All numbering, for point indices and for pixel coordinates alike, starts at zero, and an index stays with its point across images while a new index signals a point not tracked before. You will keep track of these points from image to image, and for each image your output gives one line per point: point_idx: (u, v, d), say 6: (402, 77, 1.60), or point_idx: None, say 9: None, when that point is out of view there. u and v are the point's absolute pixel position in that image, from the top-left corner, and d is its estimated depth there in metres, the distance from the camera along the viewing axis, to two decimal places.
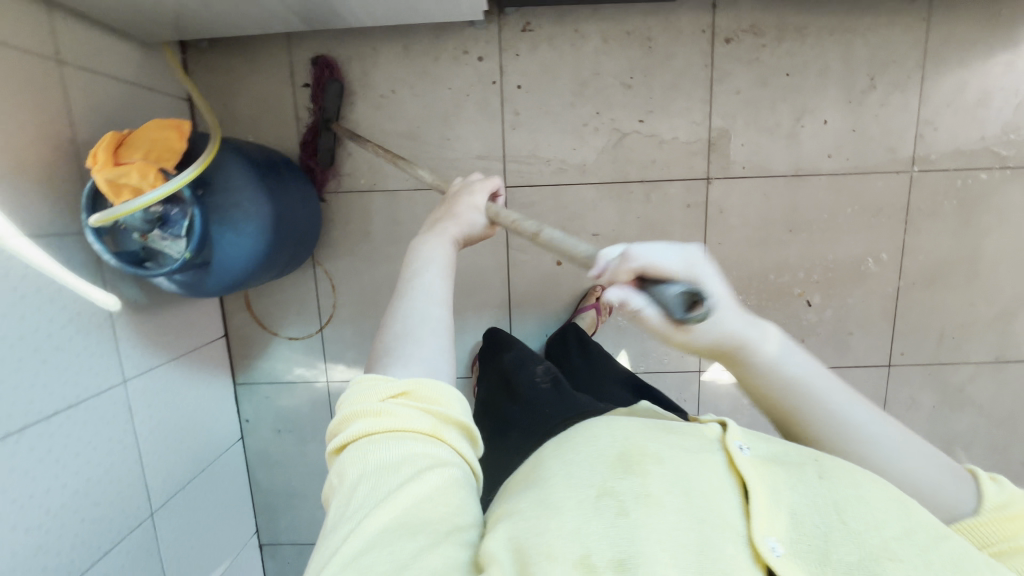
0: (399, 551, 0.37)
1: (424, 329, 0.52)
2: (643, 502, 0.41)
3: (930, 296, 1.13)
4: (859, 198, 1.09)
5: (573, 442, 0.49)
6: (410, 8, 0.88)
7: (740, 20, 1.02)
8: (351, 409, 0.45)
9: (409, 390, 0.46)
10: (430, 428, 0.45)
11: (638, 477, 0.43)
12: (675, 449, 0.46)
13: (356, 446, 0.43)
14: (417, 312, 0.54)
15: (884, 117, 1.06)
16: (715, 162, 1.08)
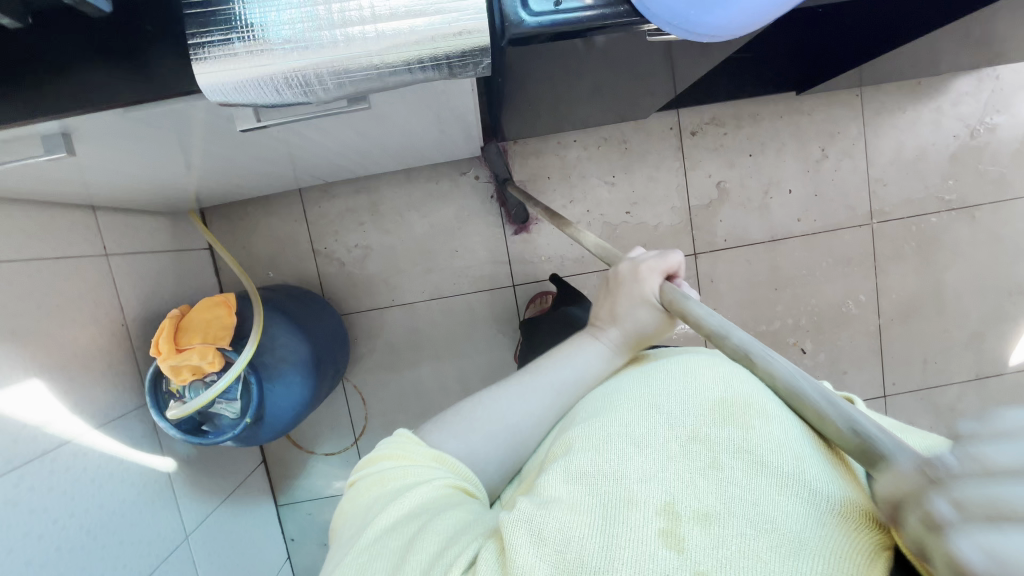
0: (403, 533, 0.39)
1: (484, 426, 0.50)
2: (738, 458, 0.36)
3: (908, 329, 1.25)
4: (831, 252, 1.21)
5: (656, 377, 0.45)
6: (417, 156, 0.98)
7: (702, 115, 1.15)
8: (378, 453, 0.48)
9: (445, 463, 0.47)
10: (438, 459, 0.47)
11: (734, 430, 0.38)
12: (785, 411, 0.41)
13: (376, 473, 0.46)
14: (487, 415, 0.51)
15: (839, 180, 1.19)
16: (700, 239, 1.19)
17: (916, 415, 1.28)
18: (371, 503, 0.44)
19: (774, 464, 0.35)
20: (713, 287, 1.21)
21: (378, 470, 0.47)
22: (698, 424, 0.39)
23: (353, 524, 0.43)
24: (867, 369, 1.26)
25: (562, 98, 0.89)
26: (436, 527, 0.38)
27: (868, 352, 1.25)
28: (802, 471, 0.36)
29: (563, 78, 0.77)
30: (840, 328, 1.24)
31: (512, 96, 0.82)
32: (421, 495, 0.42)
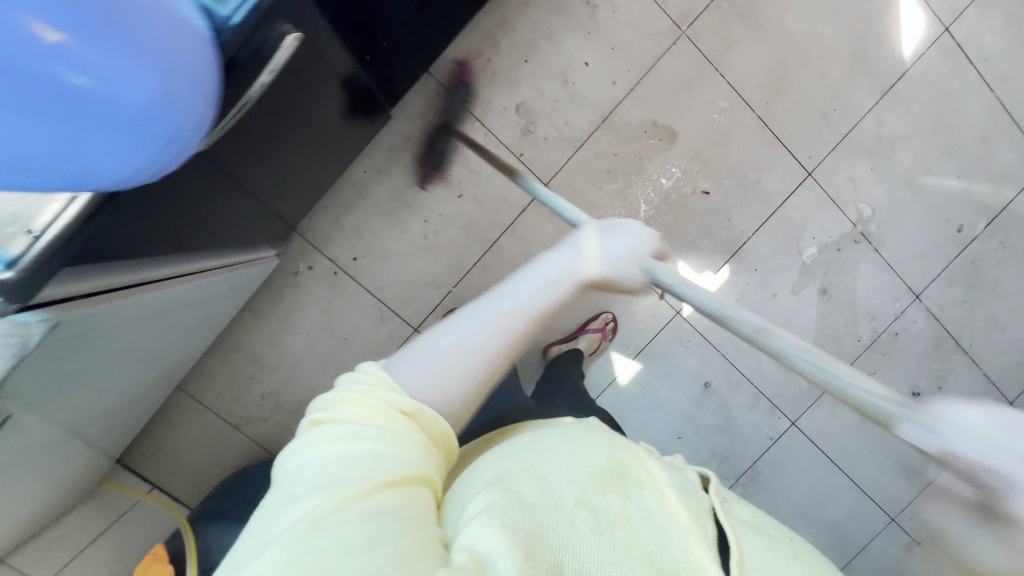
0: (358, 540, 0.34)
1: (458, 355, 0.44)
2: (619, 525, 0.41)
3: (788, 99, 1.14)
4: (665, 88, 1.10)
5: (557, 441, 0.48)
6: (227, 296, 0.96)
7: (457, 60, 1.05)
8: (343, 393, 0.42)
9: (412, 412, 0.41)
10: (425, 441, 0.42)
11: (617, 496, 0.43)
12: (660, 482, 0.46)
13: (332, 425, 0.40)
14: (468, 335, 0.45)
15: (624, 19, 1.07)
16: (541, 168, 1.11)
17: (850, 169, 1.18)
18: (316, 458, 0.38)
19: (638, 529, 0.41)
20: (584, 200, 1.13)
21: (340, 416, 0.41)
22: (588, 489, 0.43)
23: (297, 481, 0.38)
24: (777, 164, 1.16)
25: (279, 176, 0.85)
26: (392, 528, 0.36)
27: (766, 147, 1.15)
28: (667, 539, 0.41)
29: (235, 175, 0.74)
30: (726, 147, 1.14)
31: (224, 217, 0.79)
32: (380, 466, 0.38)
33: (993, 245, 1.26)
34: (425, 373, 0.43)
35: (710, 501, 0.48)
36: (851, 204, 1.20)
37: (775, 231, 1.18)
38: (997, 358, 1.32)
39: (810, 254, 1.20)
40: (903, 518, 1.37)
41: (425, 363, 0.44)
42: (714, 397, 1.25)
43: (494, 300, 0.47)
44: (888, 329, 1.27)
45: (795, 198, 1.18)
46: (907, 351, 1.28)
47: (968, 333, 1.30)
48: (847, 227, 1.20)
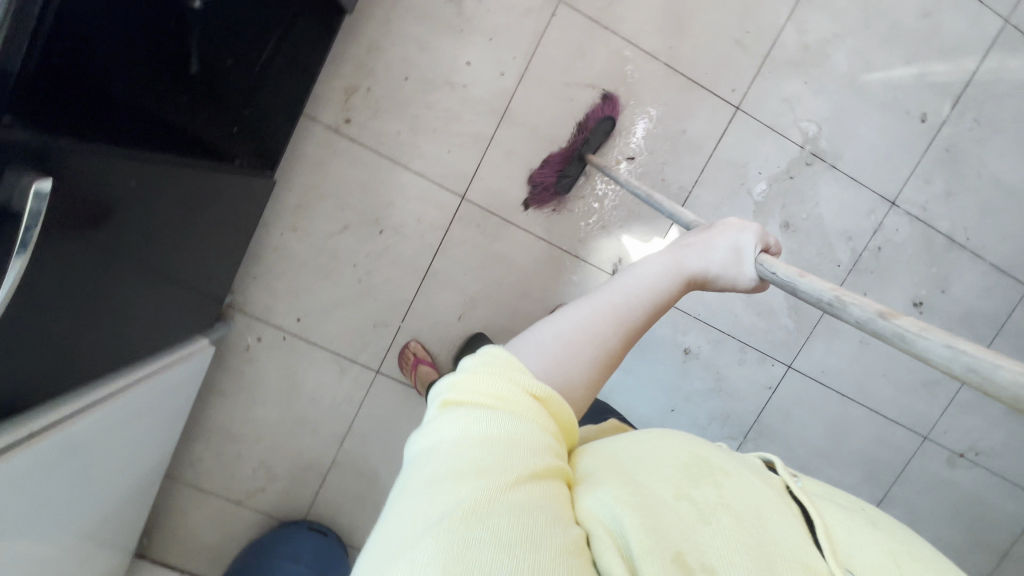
0: (510, 532, 0.31)
1: (580, 342, 0.46)
2: (720, 509, 0.40)
3: (692, 36, 1.05)
4: (558, 63, 1.04)
5: (630, 445, 0.47)
6: (183, 387, 1.00)
7: (336, 98, 1.01)
8: (473, 376, 0.41)
9: (544, 396, 0.41)
10: (548, 429, 0.40)
11: (710, 486, 0.42)
12: (733, 468, 0.45)
13: (464, 413, 0.39)
14: (584, 325, 0.46)
15: (494, 5, 1.01)
16: (453, 182, 1.07)
17: (781, 90, 1.08)
18: (452, 446, 0.37)
19: (735, 514, 0.39)
20: (507, 202, 1.09)
21: (469, 401, 0.40)
22: (680, 483, 0.42)
23: (435, 462, 0.36)
24: (699, 107, 1.08)
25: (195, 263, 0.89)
26: (541, 523, 0.33)
27: (683, 93, 1.07)
28: (766, 520, 0.40)
29: (162, 272, 0.81)
30: (640, 104, 1.07)
31: (148, 316, 0.83)
32: (516, 455, 0.36)
33: (966, 125, 1.14)
34: (552, 359, 0.44)
35: (784, 481, 0.46)
36: (793, 127, 1.10)
37: (716, 177, 1.11)
38: (1002, 244, 1.20)
39: (761, 190, 1.12)
40: (936, 433, 1.29)
41: (545, 348, 0.45)
42: (697, 361, 1.19)
43: (607, 293, 0.49)
44: (868, 245, 1.17)
45: (728, 137, 1.09)
46: (896, 262, 1.18)
47: (961, 226, 1.18)
48: (794, 151, 1.11)
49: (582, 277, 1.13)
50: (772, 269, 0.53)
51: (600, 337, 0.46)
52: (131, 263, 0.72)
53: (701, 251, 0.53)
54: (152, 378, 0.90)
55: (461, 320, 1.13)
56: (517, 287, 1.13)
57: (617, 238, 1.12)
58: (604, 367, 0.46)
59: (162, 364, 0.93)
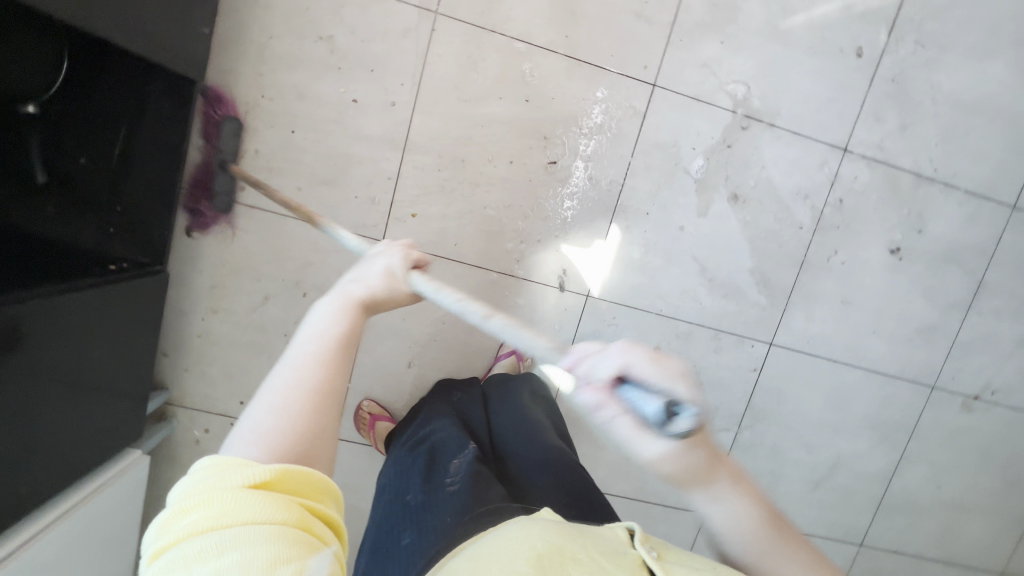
0: None
1: (285, 408, 0.42)
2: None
3: (587, 19, 0.96)
4: (451, 79, 0.96)
5: (483, 552, 0.46)
6: (132, 501, 0.94)
7: (223, 167, 0.94)
8: (186, 508, 0.34)
9: (273, 478, 0.36)
10: (295, 517, 0.36)
11: None
12: (586, 547, 0.46)
13: (184, 555, 0.33)
14: (281, 390, 0.43)
15: (367, 33, 0.93)
16: (369, 228, 1.00)
17: (697, 56, 0.99)
18: None
19: None
20: (430, 236, 1.01)
21: (186, 541, 0.33)
22: None
23: None
24: (613, 93, 0.99)
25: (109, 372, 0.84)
26: None
27: (592, 82, 0.98)
28: None
29: (77, 381, 0.78)
30: (548, 104, 0.98)
31: (66, 437, 0.78)
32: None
33: (908, 50, 1.04)
34: (263, 439, 0.40)
35: (643, 556, 0.47)
36: (719, 92, 1.01)
37: (648, 163, 1.02)
38: (974, 168, 1.10)
39: (698, 166, 1.03)
40: (943, 380, 1.20)
41: (257, 435, 0.40)
42: (671, 358, 1.11)
43: (288, 355, 0.45)
44: (829, 200, 1.08)
45: (650, 118, 1.01)
46: (862, 210, 1.09)
47: (925, 159, 1.08)
48: (726, 118, 1.02)
49: (528, 298, 1.05)
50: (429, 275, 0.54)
51: (310, 384, 0.43)
52: (33, 378, 0.69)
53: (363, 275, 0.51)
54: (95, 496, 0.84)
55: (411, 369, 1.06)
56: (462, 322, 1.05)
57: (556, 249, 1.04)
58: (327, 408, 0.43)
59: (106, 479, 0.87)
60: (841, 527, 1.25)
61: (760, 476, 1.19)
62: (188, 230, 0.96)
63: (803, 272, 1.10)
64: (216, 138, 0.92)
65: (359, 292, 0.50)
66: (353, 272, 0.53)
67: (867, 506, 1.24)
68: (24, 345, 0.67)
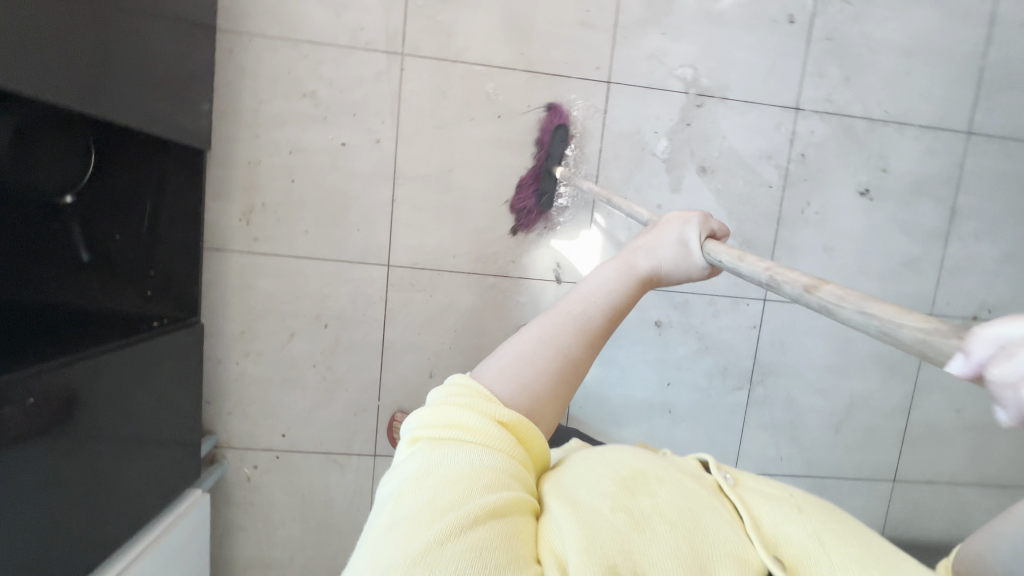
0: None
1: (536, 356, 0.43)
2: (666, 521, 0.38)
3: (537, 35, 1.06)
4: (425, 110, 1.06)
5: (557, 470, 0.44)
6: (197, 540, 1.02)
7: (236, 223, 1.04)
8: (441, 407, 0.40)
9: (510, 422, 0.40)
10: (511, 468, 0.38)
11: (646, 497, 0.40)
12: (665, 469, 0.44)
13: (431, 447, 0.38)
14: (537, 343, 0.44)
15: (345, 83, 1.04)
16: (374, 255, 1.09)
17: (643, 49, 1.09)
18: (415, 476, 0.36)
19: (665, 517, 0.39)
20: (430, 253, 1.10)
21: (433, 433, 0.39)
22: (618, 499, 0.40)
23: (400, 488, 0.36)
24: (573, 95, 1.08)
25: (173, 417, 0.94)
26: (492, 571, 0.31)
27: (552, 90, 1.08)
28: (701, 520, 0.39)
29: (128, 435, 0.85)
30: (516, 116, 1.08)
31: (131, 483, 0.87)
32: (479, 495, 0.35)
33: (837, 8, 1.12)
34: (509, 379, 0.42)
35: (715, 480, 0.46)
36: (669, 77, 1.10)
37: (617, 153, 1.11)
38: (923, 103, 1.17)
39: (664, 148, 1.11)
40: (940, 307, 1.24)
41: (506, 367, 0.43)
42: (673, 328, 1.18)
43: (562, 305, 0.46)
44: (791, 156, 1.15)
45: (611, 112, 1.10)
46: (824, 161, 1.16)
47: (874, 103, 1.16)
48: (680, 99, 1.11)
49: (529, 294, 1.13)
50: (719, 256, 0.48)
51: (560, 349, 0.44)
52: (81, 442, 0.76)
53: (652, 246, 0.49)
54: (166, 534, 0.92)
55: (434, 378, 1.13)
56: (474, 327, 1.13)
57: (547, 245, 1.12)
58: (569, 375, 0.44)
59: (170, 521, 0.95)
60: (870, 464, 1.28)
61: (781, 427, 1.24)
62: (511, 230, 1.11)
63: (781, 227, 1.17)
64: (548, 145, 1.09)
65: (640, 262, 0.48)
66: (643, 238, 0.52)
67: (891, 441, 1.28)
68: (66, 417, 0.73)
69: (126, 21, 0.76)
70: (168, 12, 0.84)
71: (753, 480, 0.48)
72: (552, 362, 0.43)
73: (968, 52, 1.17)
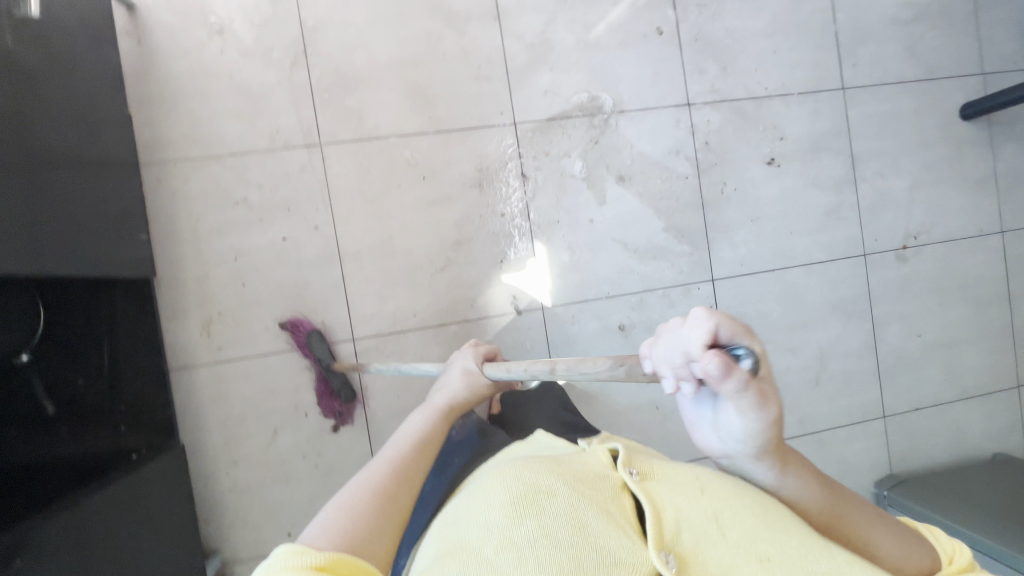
0: None
1: (358, 501, 0.54)
2: (541, 545, 0.49)
3: (440, 98, 1.15)
4: (354, 189, 1.12)
5: (488, 490, 0.55)
6: None
7: (198, 337, 1.07)
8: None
9: (328, 564, 0.45)
10: None
11: (534, 520, 0.51)
12: (568, 481, 0.54)
13: None
14: (360, 484, 0.56)
15: (273, 183, 1.10)
16: (338, 334, 1.12)
17: (537, 87, 1.19)
18: None
19: (557, 538, 0.49)
20: (391, 318, 1.13)
21: None
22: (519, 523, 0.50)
23: None
24: (486, 143, 1.17)
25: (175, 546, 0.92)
26: None
27: (465, 142, 1.16)
28: (590, 533, 0.49)
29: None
30: (439, 173, 1.15)
31: None
32: None
33: (696, 13, 1.25)
34: (330, 531, 0.50)
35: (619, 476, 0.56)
36: (568, 106, 1.20)
37: (540, 183, 1.18)
38: (796, 73, 1.29)
39: (580, 168, 1.20)
40: (870, 245, 1.33)
41: (327, 524, 0.51)
42: (637, 328, 1.22)
43: (381, 452, 0.61)
44: (697, 146, 1.25)
45: (524, 149, 1.18)
46: (727, 143, 1.26)
47: (755, 84, 1.28)
48: (583, 122, 1.20)
49: (494, 332, 1.17)
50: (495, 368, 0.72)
51: (380, 486, 0.56)
52: None
53: (444, 390, 0.72)
54: None
55: None
56: None
57: (499, 282, 1.17)
58: (384, 511, 0.54)
59: None
60: (858, 407, 1.33)
61: None
62: (466, 271, 1.16)
63: (708, 210, 1.25)
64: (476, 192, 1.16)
65: (435, 405, 0.69)
66: (440, 382, 0.75)
67: (869, 380, 1.33)
68: None
69: (52, 177, 0.81)
70: (89, 159, 0.90)
71: (668, 463, 0.59)
72: (373, 502, 0.54)
73: (821, 21, 1.31)
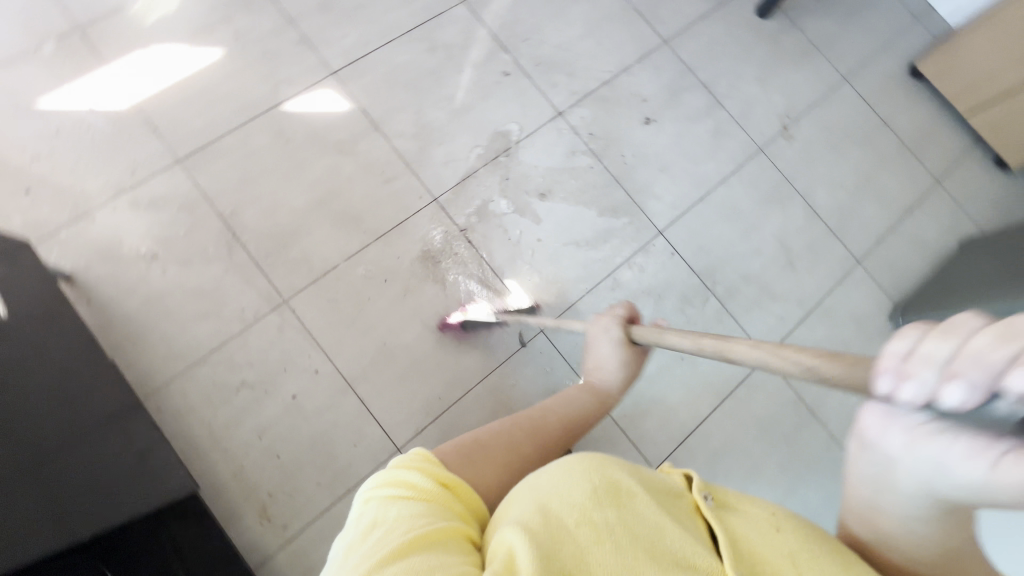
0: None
1: (489, 441, 0.59)
2: (619, 537, 0.44)
3: (364, 211, 1.27)
4: (333, 321, 1.19)
5: (566, 467, 0.50)
6: None
7: (261, 528, 1.06)
8: (397, 474, 0.48)
9: (454, 482, 0.50)
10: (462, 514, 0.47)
11: (613, 512, 0.45)
12: (650, 491, 0.49)
13: (388, 506, 0.45)
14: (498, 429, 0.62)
15: (261, 355, 1.15)
16: (383, 452, 1.14)
17: (437, 162, 1.33)
18: (387, 522, 0.43)
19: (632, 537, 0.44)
20: (421, 411, 1.17)
21: (395, 491, 0.46)
22: (593, 511, 0.45)
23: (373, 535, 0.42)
24: (420, 226, 1.28)
25: None
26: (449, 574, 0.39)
27: (403, 234, 1.27)
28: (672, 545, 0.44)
29: None
30: (396, 271, 1.25)
31: None
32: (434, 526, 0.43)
33: (525, 46, 1.46)
34: (455, 448, 0.56)
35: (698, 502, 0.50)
36: (469, 164, 1.34)
37: (481, 233, 1.30)
38: (624, 50, 1.52)
39: (506, 204, 1.33)
40: (760, 140, 1.52)
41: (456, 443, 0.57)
42: (627, 303, 1.32)
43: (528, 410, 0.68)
44: (586, 140, 1.42)
45: (454, 214, 1.30)
46: (605, 126, 1.44)
47: (599, 73, 1.48)
48: (488, 169, 1.35)
49: (514, 373, 1.23)
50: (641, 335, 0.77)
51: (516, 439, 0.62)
52: None
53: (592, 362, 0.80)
54: None
55: None
56: None
57: (495, 328, 1.25)
58: (513, 457, 0.59)
59: None
60: (835, 266, 1.45)
61: (759, 297, 1.39)
62: (461, 337, 1.23)
63: (624, 182, 1.40)
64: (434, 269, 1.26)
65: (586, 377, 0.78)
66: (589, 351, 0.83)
67: (827, 241, 1.47)
68: None
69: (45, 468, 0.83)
70: (90, 422, 0.92)
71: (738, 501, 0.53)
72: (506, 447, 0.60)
73: (619, 5, 1.55)
